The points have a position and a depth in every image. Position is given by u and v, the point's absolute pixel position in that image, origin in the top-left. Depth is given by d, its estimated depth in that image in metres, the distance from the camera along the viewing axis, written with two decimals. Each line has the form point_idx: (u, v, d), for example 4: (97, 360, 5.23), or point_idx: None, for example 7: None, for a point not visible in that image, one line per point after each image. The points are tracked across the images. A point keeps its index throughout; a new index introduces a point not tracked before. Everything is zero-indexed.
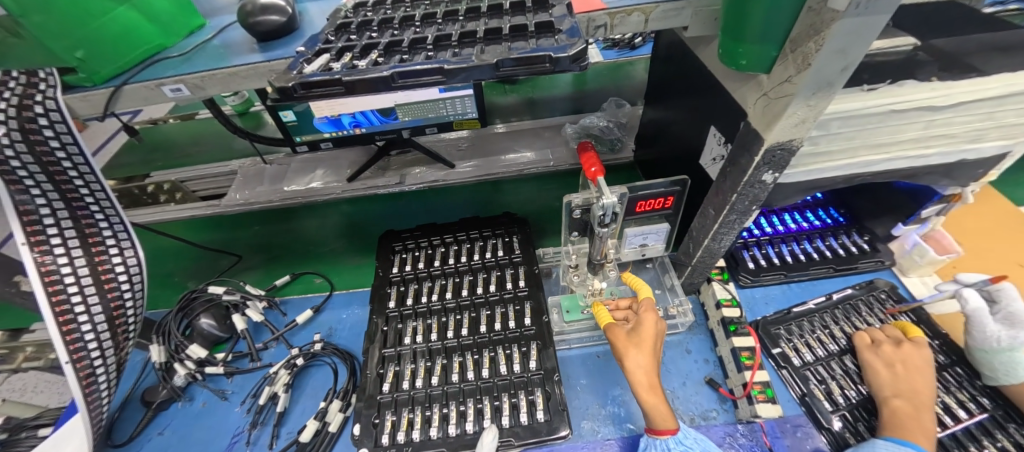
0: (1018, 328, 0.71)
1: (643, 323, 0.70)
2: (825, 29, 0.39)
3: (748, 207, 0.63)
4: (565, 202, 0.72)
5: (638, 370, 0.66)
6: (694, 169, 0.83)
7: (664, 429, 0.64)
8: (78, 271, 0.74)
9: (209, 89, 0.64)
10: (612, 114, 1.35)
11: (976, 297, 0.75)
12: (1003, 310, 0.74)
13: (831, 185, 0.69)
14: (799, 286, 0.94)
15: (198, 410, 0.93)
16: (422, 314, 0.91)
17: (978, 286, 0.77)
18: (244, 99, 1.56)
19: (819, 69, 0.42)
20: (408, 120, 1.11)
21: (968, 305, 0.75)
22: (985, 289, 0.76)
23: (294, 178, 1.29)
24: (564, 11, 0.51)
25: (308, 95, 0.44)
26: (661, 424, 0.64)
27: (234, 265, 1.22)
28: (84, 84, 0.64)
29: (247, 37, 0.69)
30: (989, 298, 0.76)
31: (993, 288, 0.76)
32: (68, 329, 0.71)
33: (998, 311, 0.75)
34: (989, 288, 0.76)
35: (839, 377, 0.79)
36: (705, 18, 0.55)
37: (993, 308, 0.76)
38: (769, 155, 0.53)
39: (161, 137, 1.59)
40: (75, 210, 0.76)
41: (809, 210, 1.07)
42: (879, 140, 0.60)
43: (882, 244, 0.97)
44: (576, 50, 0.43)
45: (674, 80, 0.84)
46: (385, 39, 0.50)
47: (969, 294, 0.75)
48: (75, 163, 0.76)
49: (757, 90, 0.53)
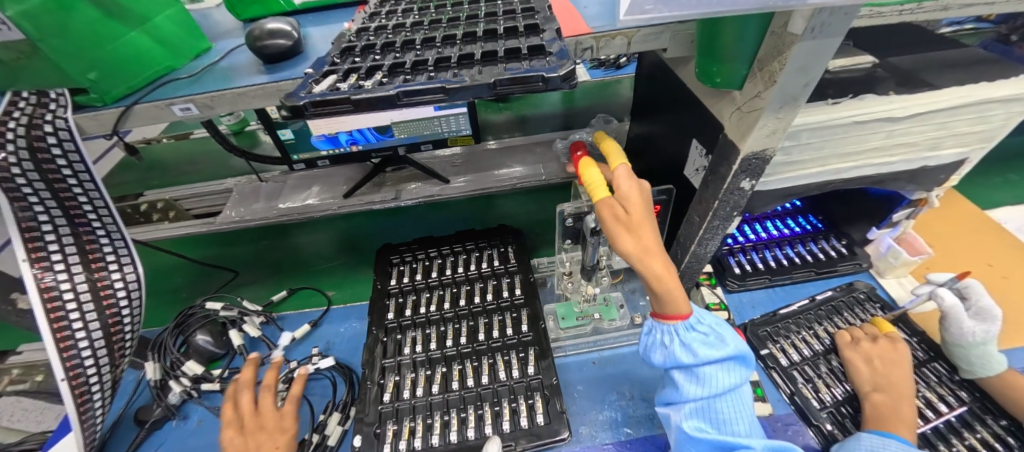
0: (989, 322, 0.76)
1: (627, 193, 0.58)
2: (786, 50, 0.43)
3: (730, 213, 0.67)
4: (557, 211, 0.76)
5: (648, 260, 0.56)
6: (678, 179, 0.87)
7: (675, 315, 0.59)
8: (77, 287, 0.75)
9: (218, 108, 0.67)
10: (600, 129, 1.40)
11: (950, 295, 0.80)
12: (974, 305, 0.79)
13: (807, 192, 0.73)
14: (783, 289, 0.98)
15: (194, 428, 0.92)
16: (420, 324, 0.92)
17: (948, 285, 0.82)
18: (239, 119, 1.59)
19: (783, 85, 0.46)
20: (404, 137, 1.15)
21: (944, 303, 0.80)
22: (955, 286, 0.82)
23: (290, 195, 1.31)
24: (554, 35, 0.55)
25: (318, 112, 0.47)
26: (671, 312, 0.59)
27: (229, 282, 1.23)
28: (95, 104, 0.67)
29: (252, 59, 0.72)
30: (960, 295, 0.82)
31: (961, 285, 0.81)
32: (65, 345, 0.72)
33: (971, 306, 0.80)
34: (959, 286, 0.81)
35: (825, 376, 0.83)
36: (682, 40, 0.60)
37: (966, 303, 0.81)
38: (745, 164, 0.57)
39: (156, 157, 1.61)
40: (77, 226, 0.78)
41: (789, 217, 1.12)
42: (846, 149, 0.65)
43: (859, 249, 1.02)
44: (566, 70, 0.47)
45: (657, 97, 0.89)
46: (388, 61, 0.54)
47: (943, 292, 0.80)
48: (80, 178, 0.78)
49: (731, 104, 0.57)
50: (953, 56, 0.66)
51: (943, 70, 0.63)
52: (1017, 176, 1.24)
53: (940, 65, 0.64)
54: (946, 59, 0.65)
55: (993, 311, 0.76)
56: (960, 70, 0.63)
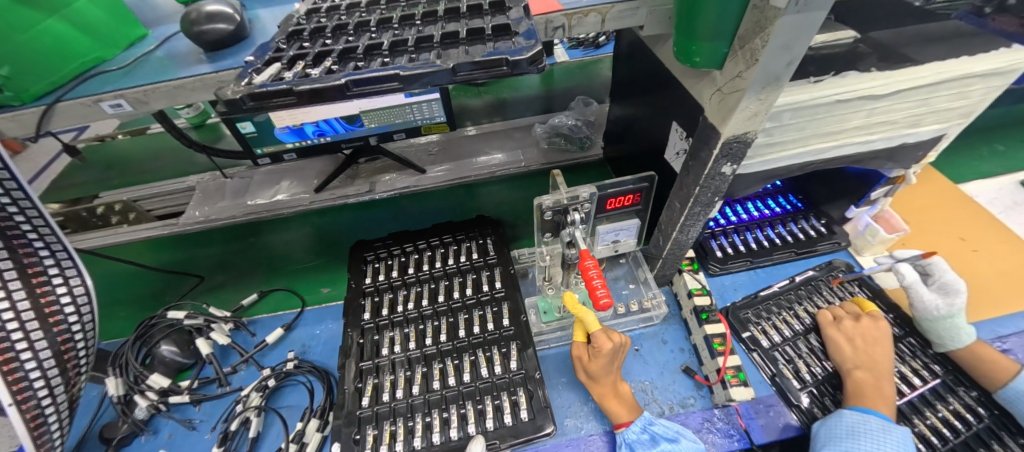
0: (952, 295, 0.77)
1: (597, 355, 0.71)
2: (769, 26, 0.40)
3: (710, 199, 0.65)
4: (536, 204, 0.72)
5: (594, 383, 0.75)
6: (659, 164, 0.85)
7: (616, 421, 0.72)
8: (17, 305, 0.68)
9: (154, 103, 0.61)
10: (580, 112, 1.36)
11: (910, 271, 0.81)
12: (936, 281, 0.80)
13: (787, 173, 0.72)
14: (764, 271, 0.98)
15: (164, 443, 0.87)
16: (398, 323, 0.89)
17: (912, 261, 0.84)
18: (199, 111, 1.49)
19: (766, 64, 0.43)
20: (374, 126, 1.09)
21: (905, 279, 0.81)
22: (918, 264, 0.84)
23: (257, 192, 1.24)
24: (521, 13, 0.51)
25: (258, 106, 0.42)
26: (615, 419, 0.73)
27: (195, 287, 1.16)
28: (11, 103, 0.59)
29: (194, 47, 0.65)
30: (923, 271, 0.84)
31: (925, 263, 0.83)
32: (10, 369, 0.65)
33: (933, 282, 0.81)
34: (922, 263, 0.82)
35: (805, 356, 0.83)
36: (659, 17, 0.56)
37: (929, 280, 0.82)
38: (726, 148, 0.54)
39: (111, 154, 1.50)
40: (11, 238, 0.71)
41: (770, 197, 1.11)
42: (827, 129, 0.63)
43: (837, 227, 1.03)
44: (533, 52, 0.42)
45: (636, 77, 0.86)
46: (339, 46, 0.49)
47: (903, 269, 0.81)
48: (7, 189, 0.71)
49: (711, 86, 0.54)
50: (933, 29, 0.64)
51: (924, 43, 0.62)
52: (1002, 147, 1.26)
53: (921, 39, 0.62)
54: (927, 32, 0.64)
55: (957, 285, 0.77)
56: (941, 44, 0.62)
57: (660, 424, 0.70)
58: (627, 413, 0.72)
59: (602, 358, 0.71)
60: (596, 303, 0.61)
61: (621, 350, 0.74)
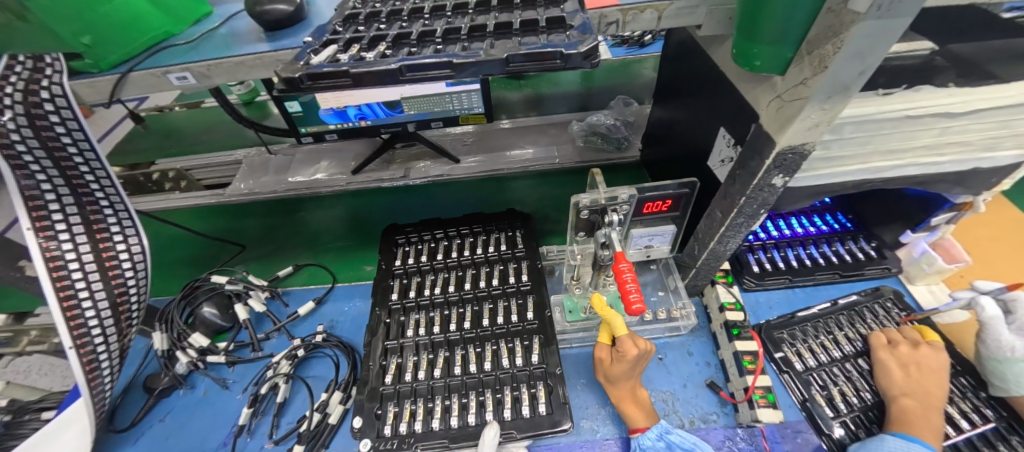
0: None
1: (622, 360, 0.70)
2: (844, 31, 0.38)
3: (755, 211, 0.62)
4: (573, 202, 0.70)
5: (611, 386, 0.74)
6: (701, 171, 0.82)
7: (632, 425, 0.71)
8: (83, 259, 0.73)
9: (215, 77, 0.64)
10: (619, 112, 1.34)
11: (993, 305, 0.73)
12: (1019, 320, 0.72)
13: (841, 190, 0.68)
14: (804, 290, 0.94)
15: (200, 398, 0.93)
16: (424, 307, 0.90)
17: (994, 294, 0.75)
18: (250, 89, 1.56)
19: (835, 72, 0.41)
20: (413, 113, 1.11)
21: (983, 314, 0.73)
22: (1003, 298, 0.75)
23: (298, 169, 1.29)
24: (576, 6, 0.50)
25: (314, 86, 0.43)
26: (630, 424, 0.71)
27: (236, 255, 1.22)
28: (89, 70, 0.64)
29: (254, 26, 0.68)
30: (1007, 308, 0.75)
31: (1010, 297, 0.74)
32: (72, 315, 0.71)
33: (1015, 321, 0.73)
34: (1006, 297, 0.74)
35: (841, 383, 0.79)
36: (719, 17, 0.54)
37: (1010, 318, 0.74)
38: (780, 158, 0.52)
39: (167, 124, 1.60)
40: (81, 196, 0.75)
41: (817, 214, 1.06)
42: (892, 145, 0.60)
43: (889, 251, 0.97)
44: (588, 47, 0.42)
45: (684, 79, 0.83)
46: (393, 31, 0.49)
47: (985, 302, 0.73)
48: (81, 149, 0.75)
49: (770, 92, 0.51)
50: None
51: None
52: None
53: None
54: None
55: None
56: None
57: (677, 433, 0.68)
58: (644, 418, 0.71)
59: (625, 364, 0.70)
60: (628, 308, 0.61)
61: (645, 358, 0.72)
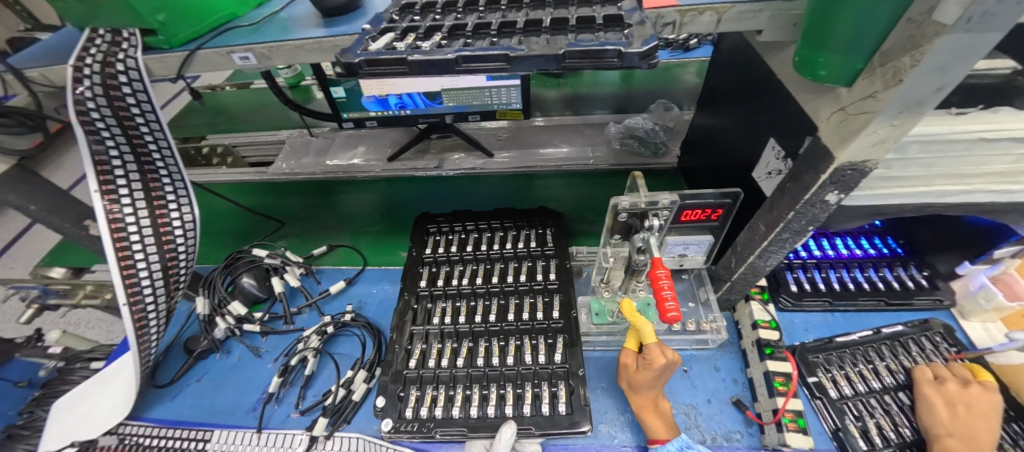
0: None
1: (647, 368, 0.69)
2: (925, 44, 0.36)
3: (803, 227, 0.60)
4: (612, 204, 0.70)
5: (634, 394, 0.73)
6: (745, 182, 0.80)
7: (652, 436, 0.70)
8: (140, 222, 0.78)
9: (275, 59, 0.66)
10: (659, 116, 1.31)
11: None
12: None
13: (898, 213, 0.64)
14: (843, 315, 0.90)
15: (234, 363, 0.97)
16: (451, 296, 0.92)
17: None
18: (296, 73, 1.62)
19: (910, 87, 0.39)
20: (452, 105, 1.13)
21: None
22: None
23: (337, 153, 1.34)
24: (634, 4, 0.49)
25: (372, 72, 0.44)
26: (651, 434, 0.70)
27: (275, 231, 1.27)
28: (162, 46, 0.69)
29: (312, 12, 0.70)
30: None
31: None
32: (128, 273, 0.76)
33: None
34: None
35: (879, 416, 0.75)
36: (783, 22, 0.52)
37: None
38: (838, 174, 0.49)
39: (218, 102, 1.68)
40: (143, 164, 0.79)
41: (864, 237, 1.00)
42: (959, 169, 0.56)
43: (942, 282, 0.91)
44: (648, 47, 0.41)
45: (733, 86, 0.81)
46: (449, 22, 0.50)
47: None
48: (147, 120, 0.79)
49: (834, 103, 0.49)
50: None
51: None
52: None
53: None
54: None
55: None
56: None
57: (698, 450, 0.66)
58: (665, 430, 0.70)
59: (649, 373, 0.69)
60: (663, 316, 0.59)
61: (672, 369, 0.70)
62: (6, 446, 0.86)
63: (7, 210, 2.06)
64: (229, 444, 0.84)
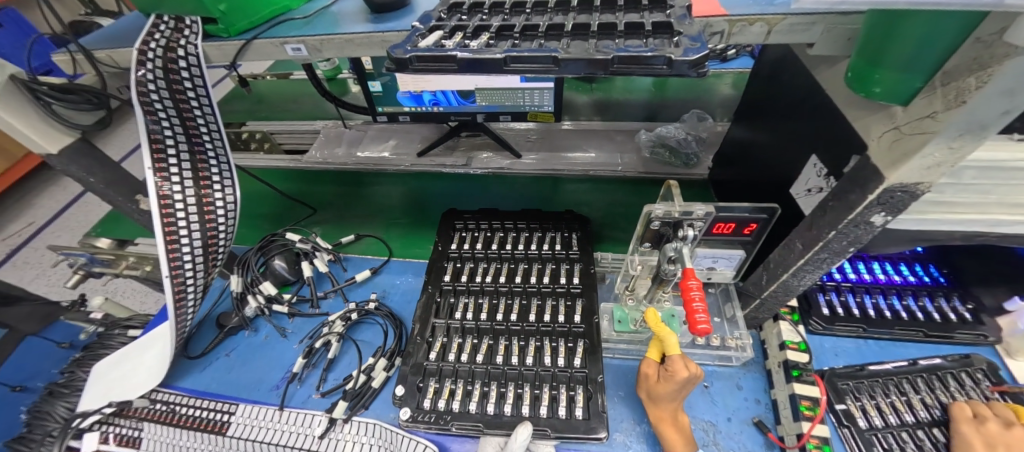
0: None
1: (668, 379, 0.68)
2: (992, 66, 0.35)
3: (843, 248, 0.58)
4: (645, 211, 0.69)
5: (653, 405, 0.73)
6: (782, 198, 0.78)
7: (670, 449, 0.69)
8: (187, 201, 0.82)
9: (325, 51, 0.69)
10: (692, 126, 1.29)
11: None
12: None
13: (946, 240, 0.62)
14: (877, 344, 0.86)
15: (261, 341, 1.01)
16: (474, 292, 0.93)
17: None
18: (334, 66, 1.67)
19: (974, 109, 0.37)
20: (485, 105, 1.14)
21: None
22: None
23: (369, 145, 1.37)
24: (683, 12, 0.49)
25: (421, 68, 0.46)
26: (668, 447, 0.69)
27: (307, 217, 1.32)
28: (221, 34, 0.73)
29: (362, 7, 0.73)
30: None
31: None
32: (172, 247, 0.80)
33: None
34: None
35: (910, 451, 0.72)
36: (837, 36, 0.51)
37: None
38: (886, 195, 0.48)
39: (258, 90, 1.75)
40: (193, 145, 0.82)
41: (904, 263, 0.96)
42: (1018, 198, 0.54)
43: (988, 317, 0.85)
44: (700, 55, 0.40)
45: (775, 99, 0.79)
46: (496, 23, 0.51)
47: None
48: (201, 103, 0.83)
49: (887, 122, 0.47)
50: None
51: None
52: None
53: None
54: None
55: None
56: None
57: None
58: (683, 444, 0.69)
59: (670, 385, 0.68)
60: (693, 328, 0.59)
61: (694, 383, 0.69)
62: (48, 402, 0.92)
63: (58, 181, 2.19)
64: (251, 418, 0.87)
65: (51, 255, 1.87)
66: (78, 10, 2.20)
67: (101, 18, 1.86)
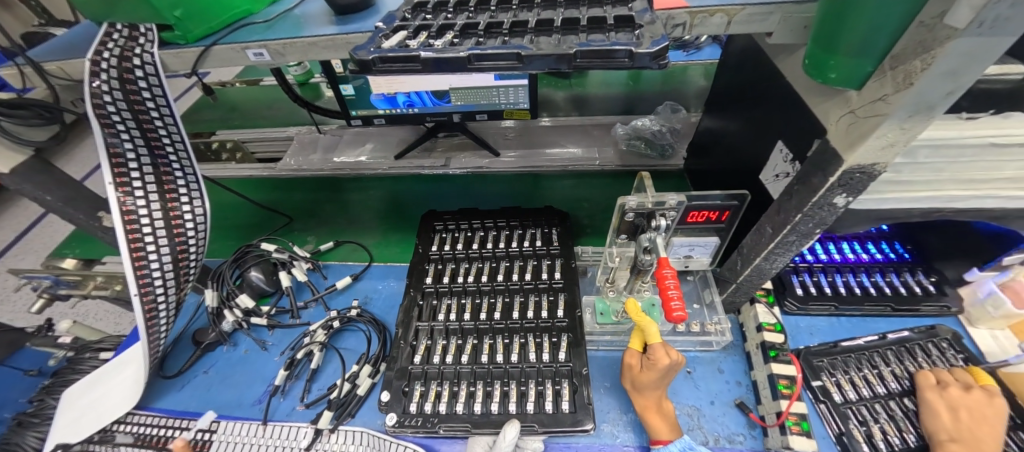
0: None
1: (651, 369, 0.69)
2: (936, 47, 0.36)
3: (810, 230, 0.60)
4: (619, 204, 0.70)
5: (638, 394, 0.74)
6: (753, 184, 0.79)
7: (656, 436, 0.70)
8: (153, 215, 0.79)
9: (289, 55, 0.68)
10: (666, 118, 1.31)
11: None
12: None
13: (906, 217, 0.64)
14: (849, 320, 0.89)
15: (241, 356, 0.98)
16: (456, 293, 0.93)
17: None
18: (306, 71, 1.64)
19: (921, 90, 0.39)
20: (460, 104, 1.13)
21: None
22: None
23: (345, 150, 1.34)
24: (644, 6, 0.50)
25: (385, 69, 0.45)
26: (653, 435, 0.70)
27: (284, 226, 1.28)
28: (178, 41, 0.71)
29: (326, 9, 0.71)
30: None
31: None
32: (139, 264, 0.77)
33: None
34: None
35: (883, 421, 0.75)
36: (793, 25, 0.52)
37: None
38: (846, 177, 0.49)
39: (226, 99, 1.69)
40: (156, 157, 0.80)
41: (871, 241, 1.00)
42: (967, 174, 0.57)
43: (950, 288, 0.90)
44: (659, 47, 0.41)
45: (742, 88, 0.81)
46: (460, 21, 0.51)
47: None
48: (161, 113, 0.80)
49: (843, 107, 0.49)
50: None
51: None
52: None
53: None
54: None
55: None
56: None
57: None
58: (668, 431, 0.70)
59: (653, 373, 0.69)
60: (669, 315, 0.61)
61: (676, 370, 0.70)
62: (17, 433, 0.87)
63: (18, 202, 2.09)
64: (232, 435, 0.85)
65: (14, 279, 1.79)
66: (31, 20, 2.10)
67: (54, 29, 1.77)
